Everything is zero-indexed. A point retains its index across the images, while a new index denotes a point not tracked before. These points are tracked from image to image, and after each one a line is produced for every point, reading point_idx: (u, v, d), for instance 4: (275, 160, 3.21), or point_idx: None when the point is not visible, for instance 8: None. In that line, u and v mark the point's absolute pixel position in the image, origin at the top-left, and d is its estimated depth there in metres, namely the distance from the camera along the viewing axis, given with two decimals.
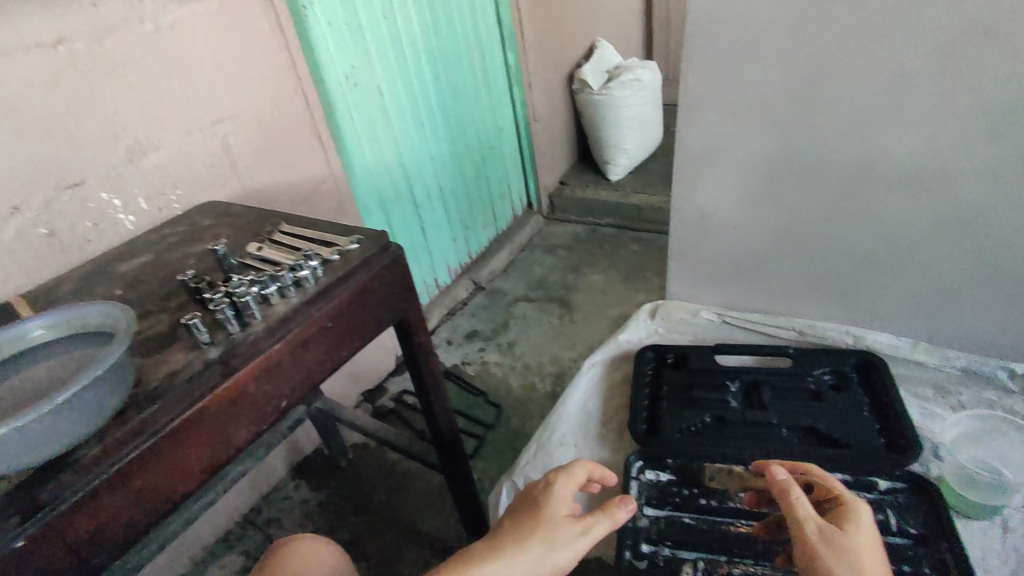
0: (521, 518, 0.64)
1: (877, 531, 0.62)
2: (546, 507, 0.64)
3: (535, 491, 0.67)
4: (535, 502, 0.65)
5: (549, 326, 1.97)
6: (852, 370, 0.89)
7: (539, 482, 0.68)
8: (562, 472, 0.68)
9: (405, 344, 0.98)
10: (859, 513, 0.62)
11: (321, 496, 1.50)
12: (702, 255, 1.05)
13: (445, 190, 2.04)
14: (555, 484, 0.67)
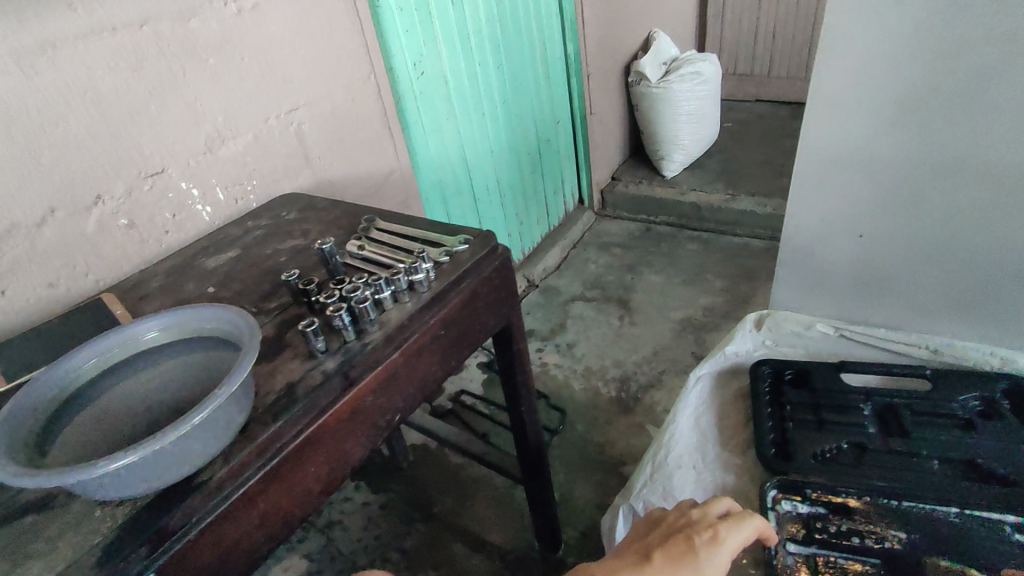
0: (673, 570, 0.58)
1: None
2: (702, 567, 0.58)
3: (696, 538, 0.60)
4: (692, 553, 0.59)
5: (609, 328, 1.90)
6: (1001, 396, 0.81)
7: (704, 530, 0.61)
8: (734, 531, 0.61)
9: (501, 352, 0.92)
10: None
11: (383, 499, 1.46)
12: (818, 264, 0.96)
13: (502, 182, 1.97)
14: (720, 542, 0.60)
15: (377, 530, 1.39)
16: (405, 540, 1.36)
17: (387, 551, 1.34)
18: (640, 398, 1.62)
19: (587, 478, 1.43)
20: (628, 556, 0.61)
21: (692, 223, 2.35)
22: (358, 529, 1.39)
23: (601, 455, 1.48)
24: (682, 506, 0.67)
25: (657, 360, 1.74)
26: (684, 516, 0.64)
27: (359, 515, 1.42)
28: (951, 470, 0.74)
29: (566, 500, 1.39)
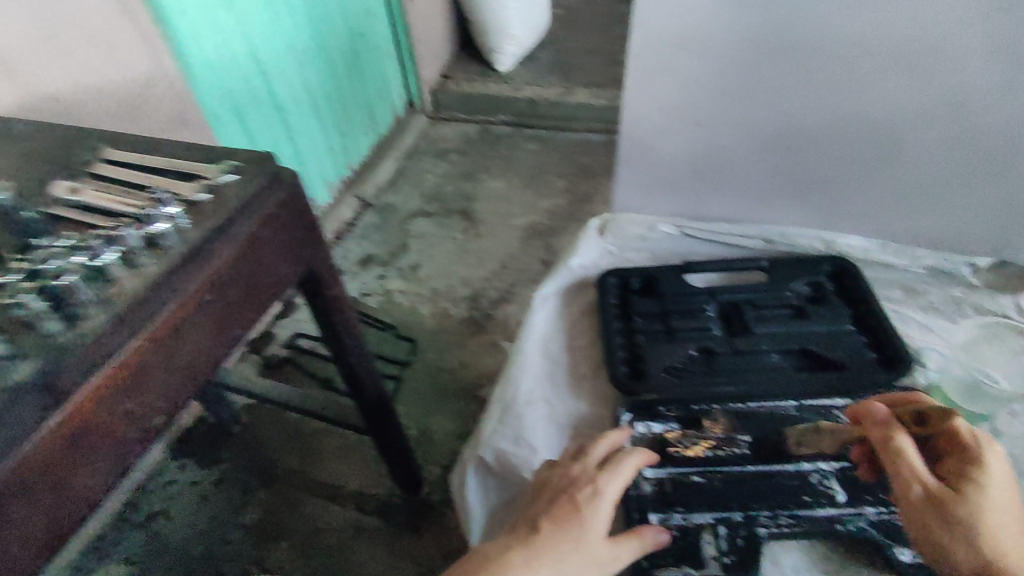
0: (559, 535, 0.52)
1: (1005, 489, 0.51)
2: (586, 526, 0.53)
3: (578, 494, 0.55)
4: (576, 513, 0.54)
5: (453, 244, 1.77)
6: (825, 279, 0.83)
7: (584, 487, 0.56)
8: (614, 480, 0.56)
9: (312, 301, 0.77)
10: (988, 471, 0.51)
11: (217, 473, 1.27)
12: (655, 159, 0.87)
13: (312, 89, 1.63)
14: (601, 495, 0.55)
15: (213, 509, 1.22)
16: (247, 514, 1.21)
17: (228, 532, 1.19)
18: (492, 314, 1.55)
19: (444, 408, 1.36)
20: (520, 529, 0.55)
21: (529, 120, 2.21)
22: (190, 513, 1.21)
23: (456, 381, 1.41)
24: (564, 458, 0.62)
25: (506, 272, 1.67)
26: (565, 473, 0.59)
27: (188, 498, 1.23)
28: (789, 362, 0.74)
29: (423, 435, 1.31)
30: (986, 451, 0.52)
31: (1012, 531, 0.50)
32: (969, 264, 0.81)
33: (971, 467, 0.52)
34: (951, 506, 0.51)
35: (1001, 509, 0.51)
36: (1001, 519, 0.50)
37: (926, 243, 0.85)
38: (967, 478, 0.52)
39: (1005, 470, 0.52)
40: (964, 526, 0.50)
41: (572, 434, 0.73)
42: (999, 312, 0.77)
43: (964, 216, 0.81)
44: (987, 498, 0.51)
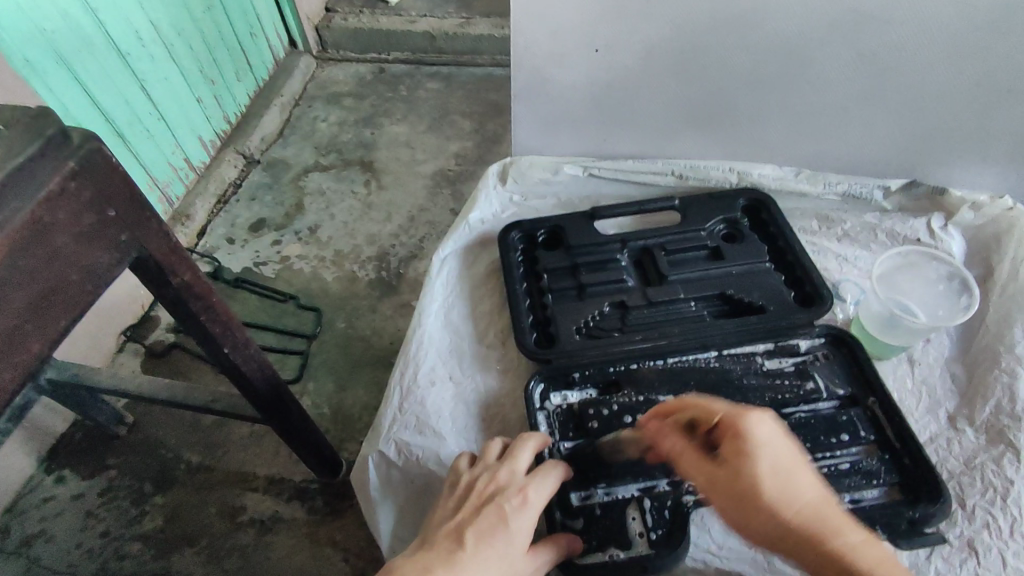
0: (483, 554, 0.47)
1: (787, 457, 0.44)
2: (511, 540, 0.49)
3: (505, 505, 0.50)
4: (502, 527, 0.49)
5: (355, 199, 1.53)
6: (741, 215, 0.77)
7: (512, 497, 0.50)
8: (542, 487, 0.52)
9: (156, 289, 0.61)
10: (756, 447, 0.44)
11: (104, 481, 1.06)
12: (553, 92, 0.76)
13: (160, 20, 1.22)
14: (529, 506, 0.51)
15: (103, 525, 1.03)
16: (144, 524, 1.03)
17: (123, 546, 1.01)
18: (404, 274, 1.39)
19: (358, 381, 1.23)
20: (438, 544, 0.48)
21: (428, 57, 1.88)
22: (74, 532, 1.02)
23: (368, 350, 1.27)
24: (488, 455, 0.56)
25: (415, 226, 1.48)
26: (489, 477, 0.53)
27: (71, 514, 1.03)
28: (708, 310, 0.69)
29: (338, 413, 1.18)
30: (744, 420, 0.45)
31: (802, 495, 0.43)
32: (882, 187, 0.78)
33: (735, 445, 0.45)
34: (732, 497, 0.44)
35: (783, 477, 0.44)
36: (784, 490, 0.43)
37: (839, 169, 0.80)
38: (741, 466, 0.44)
39: (772, 426, 0.45)
40: (752, 517, 0.43)
41: (480, 411, 0.66)
42: (912, 237, 0.75)
43: (883, 135, 0.74)
44: (763, 474, 0.44)
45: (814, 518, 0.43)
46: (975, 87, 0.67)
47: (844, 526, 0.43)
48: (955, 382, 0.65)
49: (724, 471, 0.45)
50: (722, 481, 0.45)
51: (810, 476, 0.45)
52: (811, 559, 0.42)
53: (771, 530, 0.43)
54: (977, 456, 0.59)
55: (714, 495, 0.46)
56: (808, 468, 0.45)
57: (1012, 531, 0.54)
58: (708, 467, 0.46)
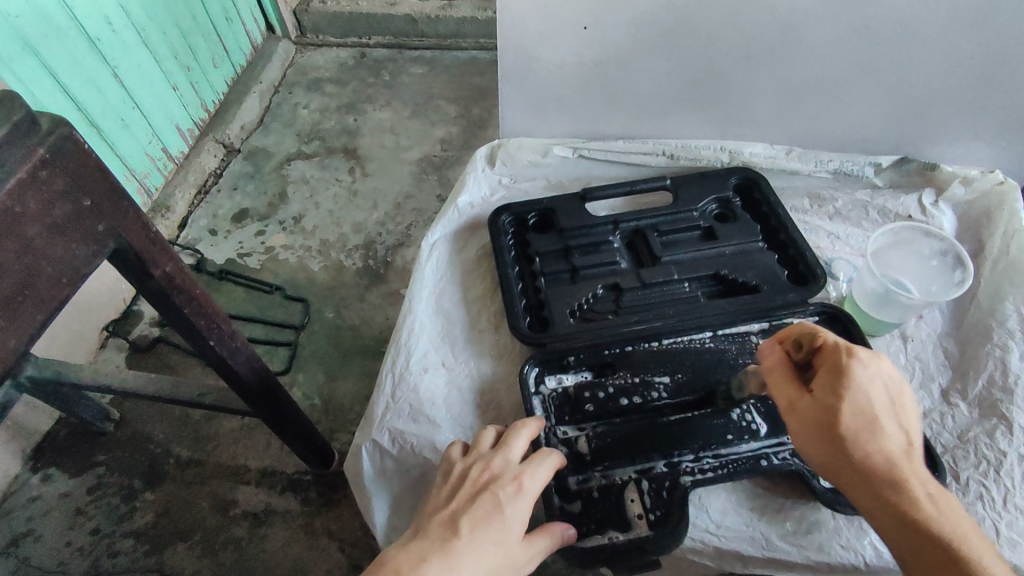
0: (478, 541, 0.46)
1: (877, 404, 0.45)
2: (507, 527, 0.48)
3: (500, 492, 0.49)
4: (497, 514, 0.48)
5: (340, 187, 1.50)
6: (733, 194, 0.77)
7: (507, 484, 0.50)
8: (537, 474, 0.51)
9: (137, 281, 0.59)
10: (854, 384, 0.45)
11: (92, 479, 1.04)
12: (542, 72, 0.75)
13: (130, 5, 1.18)
14: (524, 493, 0.50)
15: (92, 523, 1.01)
16: (135, 521, 1.01)
17: (115, 543, 0.99)
18: (391, 262, 1.37)
19: (348, 370, 1.21)
20: (432, 531, 0.48)
21: (410, 41, 1.84)
22: (62, 531, 1.00)
23: (357, 339, 1.26)
24: (481, 443, 0.55)
25: (402, 213, 1.46)
26: (483, 465, 0.52)
27: (59, 514, 1.01)
28: (702, 290, 0.69)
29: (329, 403, 1.17)
30: (847, 357, 0.46)
31: (881, 437, 0.44)
32: (873, 164, 0.77)
33: (833, 378, 0.45)
34: (814, 423, 0.45)
35: (868, 418, 0.45)
36: (867, 428, 0.44)
37: (830, 146, 0.80)
38: (836, 398, 0.45)
39: (878, 370, 0.46)
40: (828, 443, 0.45)
41: (474, 397, 0.65)
42: (904, 214, 0.76)
43: (875, 110, 0.74)
44: (848, 411, 0.45)
45: (888, 460, 0.44)
46: (968, 61, 0.67)
47: (915, 476, 0.44)
48: (948, 356, 0.65)
49: (811, 399, 0.46)
50: (806, 407, 0.46)
51: (896, 425, 0.46)
52: (870, 494, 0.44)
53: (841, 459, 0.45)
54: (970, 429, 0.59)
55: (794, 418, 0.47)
56: (897, 416, 0.46)
57: (1005, 502, 0.55)
58: (797, 391, 0.47)
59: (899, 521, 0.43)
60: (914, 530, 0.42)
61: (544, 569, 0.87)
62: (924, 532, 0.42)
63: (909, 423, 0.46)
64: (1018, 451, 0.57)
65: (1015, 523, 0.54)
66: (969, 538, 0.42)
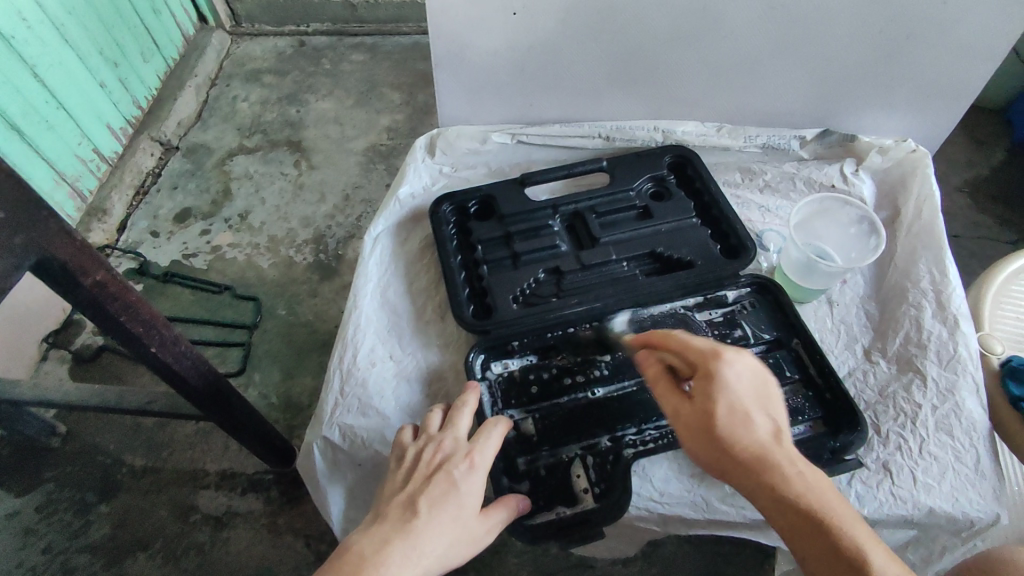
0: (437, 518, 0.48)
1: (747, 398, 0.48)
2: (464, 502, 0.49)
3: (454, 470, 0.51)
4: (453, 491, 0.49)
5: (285, 181, 1.47)
6: (668, 172, 0.79)
7: (460, 462, 0.51)
8: (487, 448, 0.52)
9: (66, 292, 0.57)
10: (721, 381, 0.48)
11: (42, 496, 1.01)
12: (475, 59, 0.75)
13: None
14: (476, 468, 0.51)
15: (45, 540, 0.98)
16: (91, 534, 0.99)
17: (71, 558, 0.97)
18: (342, 255, 1.36)
19: (304, 367, 1.20)
20: (391, 514, 0.48)
21: (350, 27, 1.79)
22: (13, 551, 0.97)
23: (312, 335, 1.24)
24: (430, 425, 0.56)
25: (351, 205, 1.44)
26: (434, 447, 0.53)
27: (9, 534, 0.98)
28: (640, 268, 0.71)
29: (286, 401, 1.16)
30: (716, 360, 0.49)
31: (755, 431, 0.47)
32: (798, 138, 0.80)
33: (704, 381, 0.48)
34: (695, 428, 0.48)
35: (737, 415, 0.47)
36: (738, 423, 0.47)
37: (758, 122, 0.82)
38: (707, 397, 0.48)
39: (742, 369, 0.49)
40: (708, 445, 0.47)
41: (423, 387, 0.66)
42: (828, 184, 0.79)
43: (796, 85, 0.77)
44: (721, 410, 0.47)
45: (761, 450, 0.46)
46: (876, 35, 0.70)
47: (787, 461, 0.46)
48: (870, 318, 0.69)
49: (690, 404, 0.49)
50: (685, 411, 0.49)
51: (767, 416, 0.48)
52: (749, 485, 0.46)
53: (721, 456, 0.47)
54: (890, 384, 0.64)
55: (679, 424, 0.49)
56: (769, 410, 0.48)
57: (921, 450, 0.59)
58: (675, 398, 0.50)
59: (779, 505, 0.45)
60: (790, 511, 0.44)
61: (507, 548, 0.89)
62: (799, 512, 0.44)
63: (779, 412, 0.49)
64: (931, 402, 0.61)
65: (930, 468, 0.58)
66: (839, 509, 0.44)
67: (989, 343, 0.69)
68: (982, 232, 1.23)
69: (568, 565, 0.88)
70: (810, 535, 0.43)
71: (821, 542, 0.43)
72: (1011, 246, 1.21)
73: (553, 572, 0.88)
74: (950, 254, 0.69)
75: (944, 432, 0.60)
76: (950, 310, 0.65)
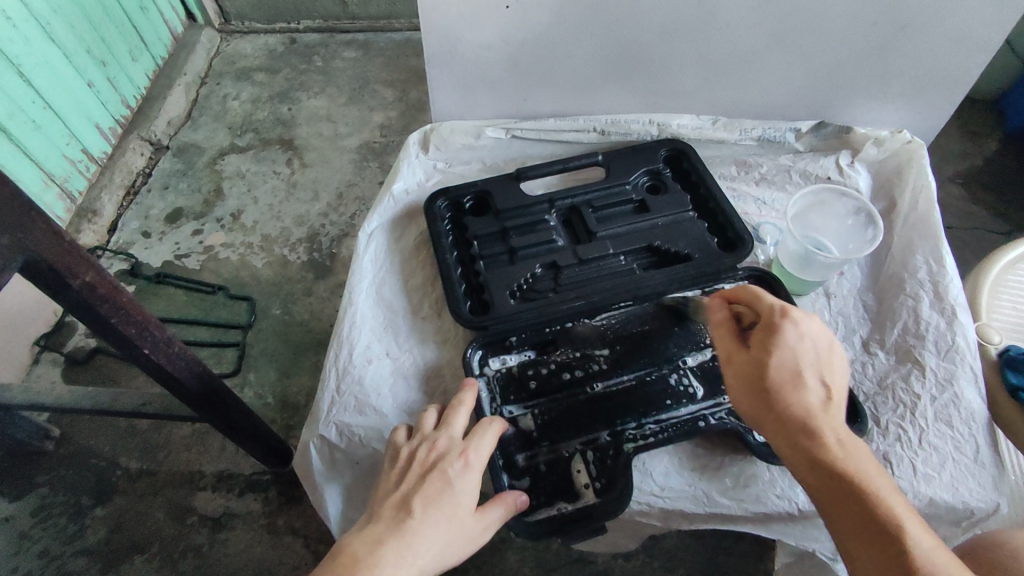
0: (432, 518, 0.47)
1: (804, 360, 0.47)
2: (458, 501, 0.49)
3: (448, 469, 0.50)
4: (448, 490, 0.49)
5: (278, 180, 1.46)
6: (663, 165, 0.79)
7: (454, 460, 0.51)
8: (482, 445, 0.52)
9: (54, 293, 0.56)
10: (781, 337, 0.47)
11: (35, 501, 1.00)
12: (468, 54, 0.74)
13: None
14: (471, 467, 0.51)
15: (39, 545, 0.97)
16: (87, 539, 0.98)
17: (66, 563, 0.96)
18: (337, 253, 1.35)
19: (300, 367, 1.19)
20: (384, 514, 0.48)
21: (341, 24, 1.77)
22: (7, 557, 0.96)
23: (307, 334, 1.23)
24: (424, 424, 0.56)
25: (345, 203, 1.43)
26: (428, 447, 0.53)
27: (3, 539, 0.97)
28: (637, 262, 0.70)
29: (282, 401, 1.15)
30: (781, 317, 0.48)
31: (805, 392, 0.46)
32: (794, 129, 0.80)
33: (767, 334, 0.48)
34: (744, 377, 0.48)
35: (793, 373, 0.47)
36: (790, 381, 0.47)
37: (753, 114, 0.82)
38: (764, 349, 0.48)
39: (808, 331, 0.48)
40: (754, 396, 0.47)
41: (421, 384, 0.65)
42: (823, 176, 0.79)
43: (791, 77, 0.76)
44: (775, 365, 0.47)
45: (807, 410, 0.46)
46: (871, 26, 0.70)
47: (835, 427, 0.45)
48: (867, 309, 0.69)
49: (745, 354, 0.49)
50: (739, 361, 0.49)
51: (823, 379, 0.47)
52: (789, 442, 0.46)
53: (765, 410, 0.47)
54: (889, 375, 0.64)
55: (731, 371, 0.50)
56: (829, 376, 0.48)
57: (920, 441, 0.59)
58: (732, 347, 0.50)
59: (814, 465, 0.45)
60: (825, 471, 0.44)
61: (508, 545, 0.89)
62: (833, 474, 0.44)
63: (839, 382, 0.48)
64: (930, 393, 0.61)
65: (930, 459, 0.58)
66: (877, 479, 0.43)
67: (986, 332, 0.69)
68: (976, 223, 1.24)
69: (569, 561, 0.88)
70: (837, 500, 0.43)
71: (849, 507, 0.43)
72: (1005, 236, 1.22)
73: (554, 568, 0.88)
74: (946, 245, 0.69)
75: (943, 422, 0.60)
76: (948, 301, 0.65)
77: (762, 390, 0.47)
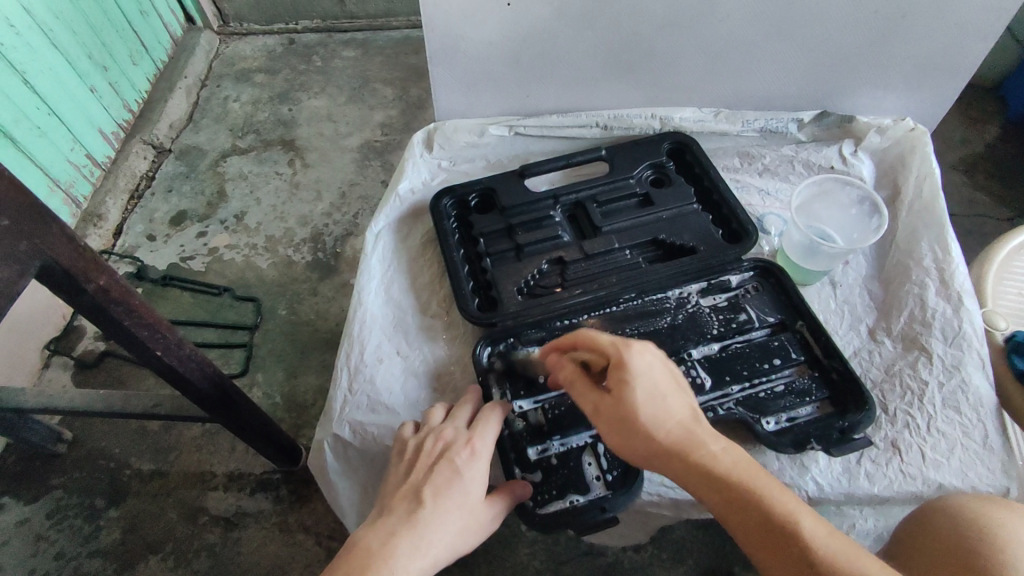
0: (443, 508, 0.48)
1: (659, 381, 0.48)
2: (468, 489, 0.49)
3: (457, 458, 0.51)
4: (457, 479, 0.50)
5: (281, 181, 1.46)
6: (667, 159, 0.79)
7: (462, 449, 0.52)
8: (487, 433, 0.53)
9: (68, 297, 0.57)
10: (631, 370, 0.47)
11: (50, 503, 1.01)
12: (471, 53, 0.75)
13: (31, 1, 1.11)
14: (478, 455, 0.52)
15: (55, 547, 0.98)
16: (103, 539, 0.99)
17: (82, 564, 0.97)
18: (341, 253, 1.35)
19: (307, 366, 1.20)
20: (396, 506, 0.48)
21: (339, 23, 1.77)
22: (25, 558, 0.97)
23: (314, 334, 1.24)
24: (431, 419, 0.56)
25: (348, 203, 1.43)
26: (435, 439, 0.53)
27: (20, 542, 0.98)
28: (642, 255, 0.71)
29: (290, 399, 1.16)
30: (625, 350, 0.48)
31: (673, 415, 0.47)
32: (796, 120, 0.80)
33: (617, 373, 0.48)
34: (614, 421, 0.48)
35: (655, 401, 0.47)
36: (656, 410, 0.47)
37: (755, 106, 0.82)
38: (618, 389, 0.47)
39: (651, 357, 0.48)
40: (629, 436, 0.47)
41: (431, 381, 0.66)
42: (826, 166, 0.80)
43: (792, 68, 0.77)
44: (638, 400, 0.47)
45: (680, 435, 0.47)
46: (872, 15, 0.70)
47: (709, 438, 0.47)
48: (873, 298, 0.70)
49: (608, 398, 0.48)
50: (606, 407, 0.48)
51: (682, 398, 0.48)
52: (676, 467, 0.47)
53: (644, 446, 0.47)
54: (896, 363, 0.64)
55: (599, 418, 0.49)
56: (684, 393, 0.49)
57: (929, 427, 0.59)
58: (593, 393, 0.49)
59: (708, 484, 0.46)
60: (716, 487, 0.46)
61: (519, 538, 0.90)
62: (726, 487, 0.45)
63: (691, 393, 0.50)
64: (938, 379, 0.62)
65: (938, 445, 0.59)
66: (763, 481, 0.45)
67: (993, 319, 0.69)
68: (978, 209, 1.24)
69: (579, 553, 0.89)
70: (737, 512, 0.45)
71: (750, 515, 0.44)
72: (1007, 223, 1.22)
73: (565, 560, 0.88)
74: (952, 232, 0.69)
75: (950, 408, 0.60)
76: (954, 288, 0.66)
77: (633, 428, 0.47)
